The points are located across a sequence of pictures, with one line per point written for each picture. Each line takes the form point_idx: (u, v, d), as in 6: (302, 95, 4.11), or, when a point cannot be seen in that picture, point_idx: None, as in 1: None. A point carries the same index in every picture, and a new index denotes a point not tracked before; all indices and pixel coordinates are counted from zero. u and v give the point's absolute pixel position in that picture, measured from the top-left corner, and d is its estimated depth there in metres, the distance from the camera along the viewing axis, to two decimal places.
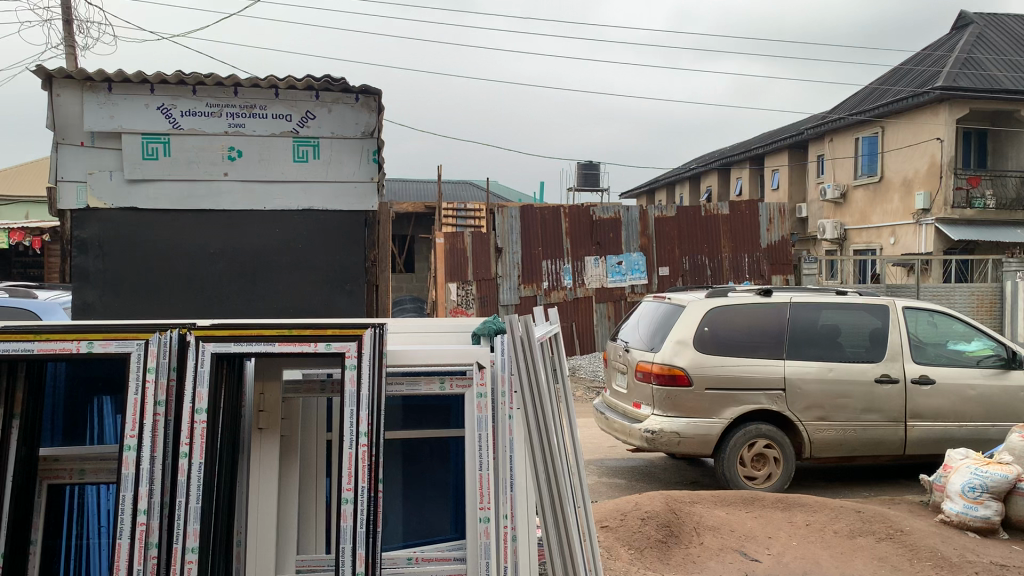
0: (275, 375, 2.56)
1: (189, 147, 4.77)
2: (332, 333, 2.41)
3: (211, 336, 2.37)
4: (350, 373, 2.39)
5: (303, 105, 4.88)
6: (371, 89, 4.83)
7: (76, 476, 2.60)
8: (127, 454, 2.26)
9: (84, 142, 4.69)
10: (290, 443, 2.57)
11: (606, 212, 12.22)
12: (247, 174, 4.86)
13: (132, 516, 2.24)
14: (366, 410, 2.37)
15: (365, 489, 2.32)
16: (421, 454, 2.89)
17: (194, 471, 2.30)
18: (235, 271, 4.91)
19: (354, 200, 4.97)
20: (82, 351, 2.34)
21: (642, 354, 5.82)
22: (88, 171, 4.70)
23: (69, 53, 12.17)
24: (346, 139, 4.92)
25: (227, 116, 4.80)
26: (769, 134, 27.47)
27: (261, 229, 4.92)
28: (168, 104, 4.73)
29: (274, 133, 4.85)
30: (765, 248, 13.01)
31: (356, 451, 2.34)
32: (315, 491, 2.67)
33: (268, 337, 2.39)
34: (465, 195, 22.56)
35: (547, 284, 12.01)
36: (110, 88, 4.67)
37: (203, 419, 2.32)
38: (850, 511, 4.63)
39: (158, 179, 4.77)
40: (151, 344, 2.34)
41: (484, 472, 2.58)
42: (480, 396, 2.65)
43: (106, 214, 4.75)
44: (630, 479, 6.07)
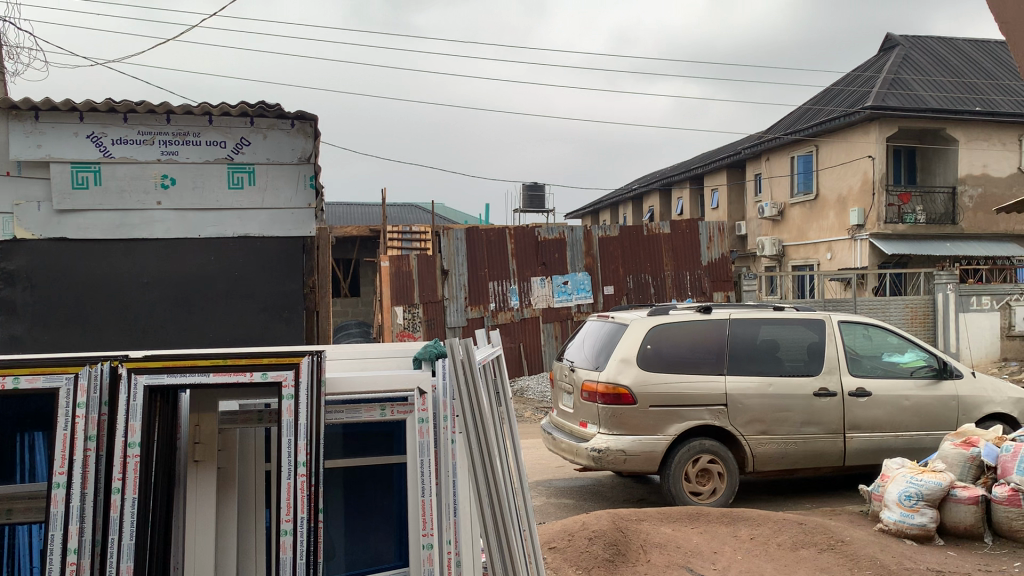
0: (211, 406, 2.52)
1: (121, 176, 4.68)
2: (268, 361, 2.37)
3: (142, 368, 2.32)
4: (288, 403, 2.36)
5: (238, 131, 4.83)
6: (307, 115, 4.79)
7: (3, 517, 2.50)
8: (56, 492, 2.19)
9: (10, 171, 4.56)
10: (228, 475, 2.54)
11: (551, 233, 12.31)
12: (181, 203, 4.78)
13: (61, 556, 2.17)
14: (304, 438, 2.34)
15: (304, 521, 2.28)
16: (365, 480, 2.86)
17: (127, 507, 2.25)
18: (172, 300, 4.84)
19: (292, 226, 4.92)
20: (8, 388, 2.27)
21: (587, 373, 5.87)
22: (16, 201, 4.59)
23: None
24: (283, 165, 4.88)
25: (160, 144, 4.73)
26: (708, 153, 28.01)
27: (197, 258, 4.84)
28: (99, 132, 4.65)
29: (208, 160, 4.79)
30: (706, 265, 13.21)
31: (295, 481, 2.31)
32: (255, 522, 2.61)
33: (202, 367, 2.35)
34: (410, 218, 22.51)
35: (493, 306, 12.03)
36: (37, 117, 4.54)
37: (137, 453, 2.28)
38: (793, 524, 4.70)
39: (89, 209, 4.67)
40: (81, 378, 2.27)
41: (427, 498, 2.55)
42: (422, 421, 2.64)
43: (35, 245, 4.64)
44: (578, 499, 6.08)
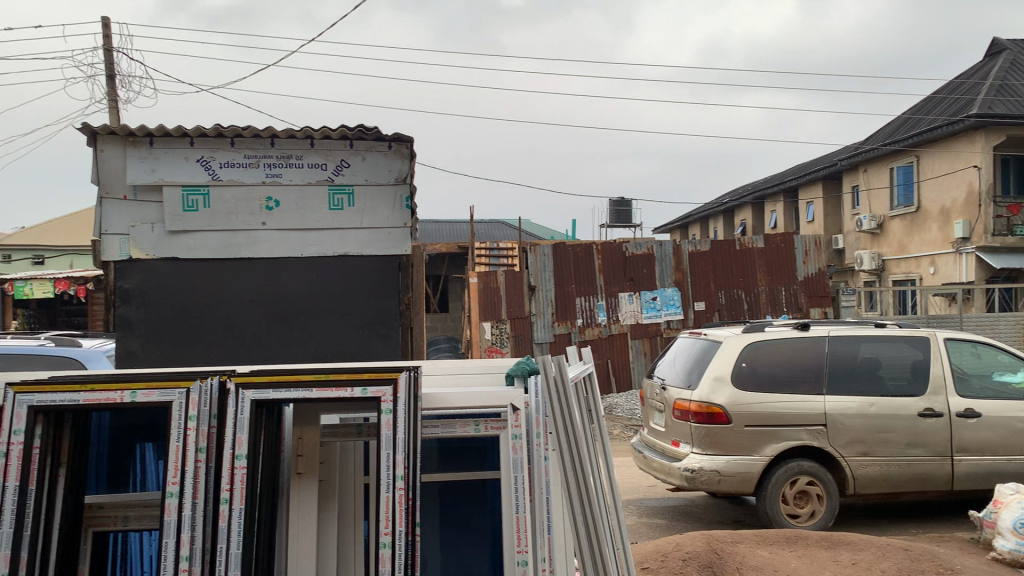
0: (313, 419, 2.62)
1: (228, 199, 4.87)
2: (367, 377, 2.45)
3: (249, 383, 2.41)
4: (387, 417, 2.42)
5: (338, 153, 4.97)
6: (403, 137, 4.90)
7: (120, 523, 2.64)
8: (170, 501, 2.30)
9: (127, 195, 4.84)
10: (329, 486, 2.62)
11: (639, 248, 12.21)
12: (285, 223, 4.95)
13: (175, 562, 2.27)
14: (401, 452, 2.38)
15: (403, 534, 2.32)
16: (458, 495, 2.89)
17: (235, 517, 2.32)
18: (274, 316, 4.98)
19: (389, 245, 5.04)
20: (126, 401, 2.38)
21: (679, 391, 5.79)
22: (131, 223, 4.84)
23: (111, 107, 12.59)
24: (380, 186, 5.00)
25: (265, 167, 4.90)
26: (801, 166, 27.34)
27: (297, 276, 4.99)
28: (207, 157, 4.86)
29: (310, 182, 4.95)
30: (802, 280, 12.87)
31: (394, 494, 2.36)
32: (354, 533, 2.66)
33: (306, 382, 2.42)
34: (497, 234, 22.69)
35: (581, 322, 12.00)
36: (152, 142, 4.80)
37: (243, 465, 2.36)
38: (898, 550, 4.52)
39: (199, 230, 4.88)
40: (192, 393, 2.38)
41: (521, 514, 2.59)
42: (516, 437, 2.65)
43: (149, 264, 4.87)
44: (671, 520, 5.99)
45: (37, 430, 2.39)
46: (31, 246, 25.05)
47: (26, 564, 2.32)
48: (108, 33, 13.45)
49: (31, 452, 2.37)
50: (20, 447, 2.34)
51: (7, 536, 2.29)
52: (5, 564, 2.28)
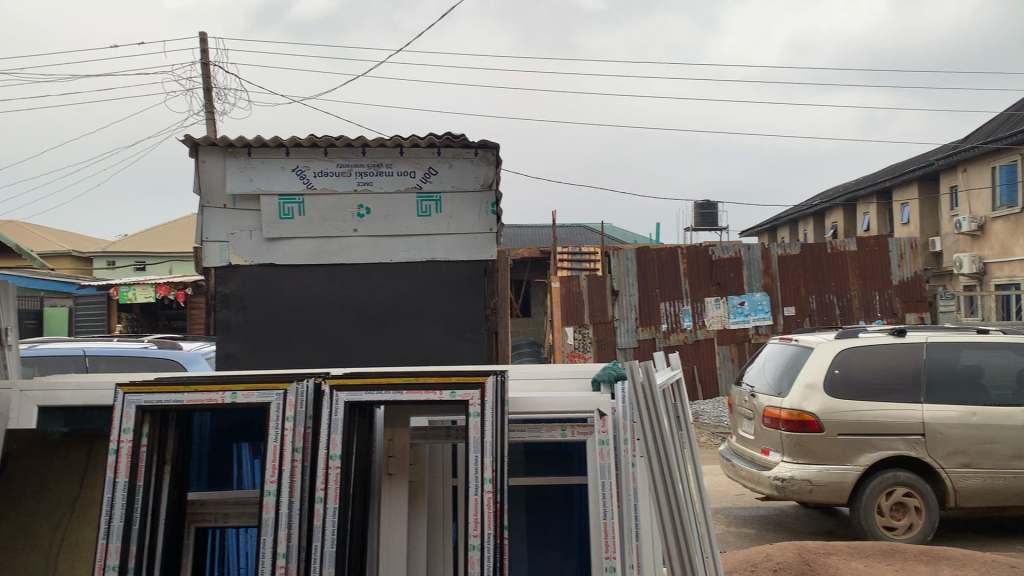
0: (402, 421, 2.68)
1: (321, 207, 5.02)
2: (456, 381, 2.49)
3: (343, 385, 2.48)
4: (475, 421, 2.45)
5: (426, 161, 5.06)
6: (489, 143, 4.95)
7: (220, 520, 2.75)
8: (267, 499, 2.39)
9: (227, 204, 5.04)
10: (418, 487, 2.68)
11: (726, 251, 12.03)
12: (376, 230, 5.06)
13: (273, 559, 2.35)
14: (490, 456, 2.41)
15: (491, 536, 2.34)
16: (545, 500, 2.91)
17: (329, 516, 2.37)
18: (365, 321, 5.11)
19: (475, 250, 5.09)
20: (226, 402, 2.49)
21: (769, 399, 5.67)
22: (231, 231, 5.04)
23: (209, 118, 13.11)
24: (467, 192, 5.07)
25: (357, 175, 5.03)
26: (895, 167, 26.43)
27: (386, 281, 5.09)
28: (302, 166, 5.02)
29: (400, 189, 5.05)
30: (897, 285, 12.44)
31: (482, 497, 2.38)
32: (443, 535, 2.71)
33: (396, 385, 2.48)
34: (580, 238, 22.64)
35: (666, 327, 11.87)
36: (249, 153, 4.99)
37: (337, 465, 2.42)
38: (1003, 567, 4.32)
39: (294, 237, 5.03)
40: (289, 395, 2.47)
41: (609, 520, 2.58)
42: (603, 443, 2.67)
43: (247, 270, 5.04)
44: (760, 530, 5.87)
45: (144, 428, 2.51)
46: (134, 253, 26.22)
47: (135, 557, 2.42)
48: (205, 48, 14.01)
49: (139, 449, 2.48)
50: (129, 445, 2.47)
51: (116, 530, 2.40)
52: (116, 556, 2.39)
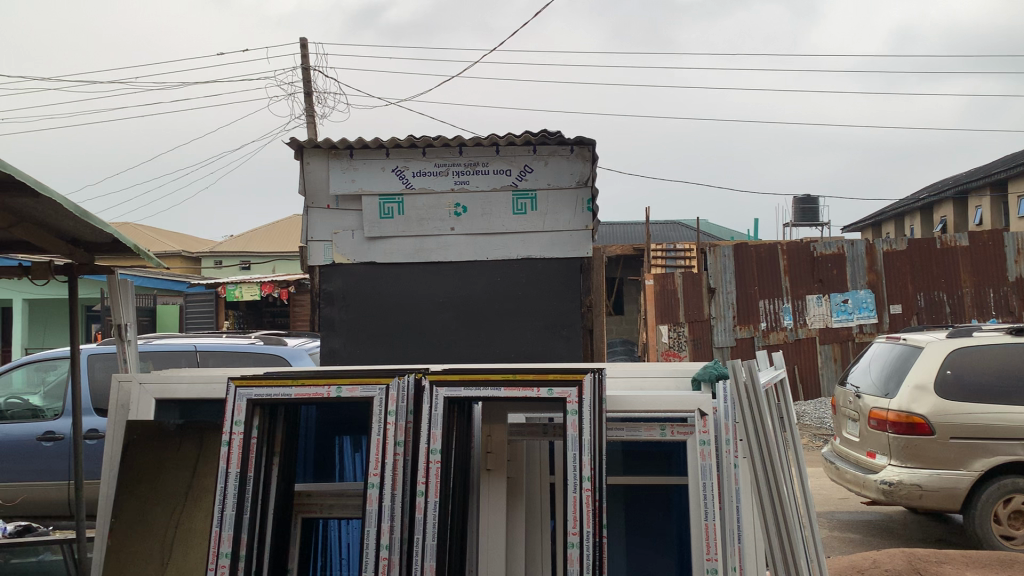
0: (500, 418, 2.70)
1: (420, 206, 5.11)
2: (554, 378, 2.49)
3: (442, 381, 2.52)
4: (572, 419, 2.45)
5: (522, 159, 5.08)
6: (586, 139, 4.93)
7: (326, 510, 2.83)
8: (371, 491, 2.45)
9: (330, 205, 5.18)
10: (516, 484, 2.69)
11: (829, 247, 11.64)
12: (472, 228, 5.11)
13: (376, 551, 2.39)
14: (588, 453, 2.40)
15: (590, 535, 2.33)
16: (645, 500, 2.88)
17: (430, 509, 2.41)
18: (462, 318, 5.16)
19: (571, 247, 5.07)
20: (332, 396, 2.57)
21: (875, 399, 5.48)
22: (334, 231, 5.18)
23: (309, 122, 13.50)
24: (562, 189, 5.06)
25: (454, 174, 5.10)
26: (1011, 156, 25.05)
27: (483, 278, 5.14)
28: (402, 167, 5.12)
29: (496, 188, 5.08)
30: (1013, 281, 11.79)
31: (580, 495, 2.37)
32: (542, 531, 2.72)
33: (495, 382, 2.51)
34: (674, 235, 22.34)
35: (765, 325, 11.60)
36: (351, 155, 5.12)
37: (438, 460, 2.46)
38: None
39: (394, 236, 5.13)
40: (391, 389, 2.53)
41: (711, 521, 2.55)
42: (704, 443, 2.63)
43: (349, 269, 5.18)
44: (867, 535, 5.67)
45: (255, 421, 2.61)
46: (239, 253, 27.24)
47: (246, 546, 2.50)
48: (305, 53, 14.44)
49: (250, 441, 2.58)
50: (240, 437, 2.57)
51: (229, 518, 2.50)
52: (229, 543, 2.48)
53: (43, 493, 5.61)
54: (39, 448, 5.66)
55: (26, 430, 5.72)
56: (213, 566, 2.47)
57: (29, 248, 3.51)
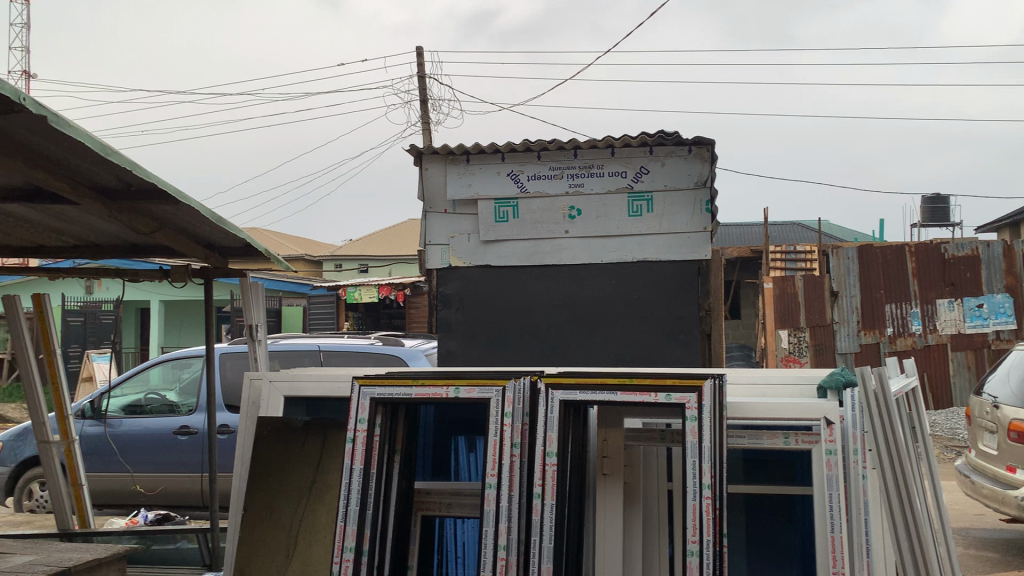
0: (617, 422, 2.67)
1: (535, 209, 5.14)
2: (672, 383, 2.45)
3: (558, 383, 2.52)
4: (692, 425, 2.40)
5: (638, 160, 5.03)
6: (704, 139, 4.84)
7: (444, 509, 2.88)
8: (489, 492, 2.47)
9: (447, 209, 5.27)
10: (633, 489, 2.67)
11: (961, 249, 11.02)
12: (587, 231, 5.10)
13: (494, 551, 2.42)
14: (708, 461, 2.36)
15: (710, 543, 2.28)
16: (768, 511, 2.80)
17: (546, 512, 2.41)
18: (577, 321, 5.16)
19: (688, 249, 4.99)
20: (451, 396, 2.62)
21: (1016, 411, 5.14)
22: (451, 235, 5.27)
23: (424, 128, 13.81)
24: (680, 190, 4.98)
25: (569, 177, 5.10)
26: None
27: (598, 282, 5.12)
28: (517, 171, 5.16)
29: (611, 190, 5.05)
30: None
31: (700, 503, 2.33)
32: (659, 541, 2.68)
33: (611, 386, 2.49)
34: (793, 237, 21.65)
35: (891, 331, 11.11)
36: (468, 160, 5.20)
37: (554, 462, 2.45)
38: None
39: (509, 239, 5.19)
40: (507, 391, 2.55)
41: (836, 534, 2.45)
42: (830, 453, 2.54)
43: (465, 271, 5.26)
44: (1006, 555, 5.33)
45: (377, 419, 2.69)
46: (358, 256, 28.09)
47: (369, 540, 2.58)
48: (421, 60, 14.75)
49: (372, 439, 2.66)
50: (364, 434, 2.65)
51: (353, 513, 2.58)
52: (352, 538, 2.56)
53: (179, 484, 5.95)
54: (175, 441, 5.99)
55: (164, 424, 6.05)
56: (338, 560, 2.56)
57: (169, 252, 3.72)
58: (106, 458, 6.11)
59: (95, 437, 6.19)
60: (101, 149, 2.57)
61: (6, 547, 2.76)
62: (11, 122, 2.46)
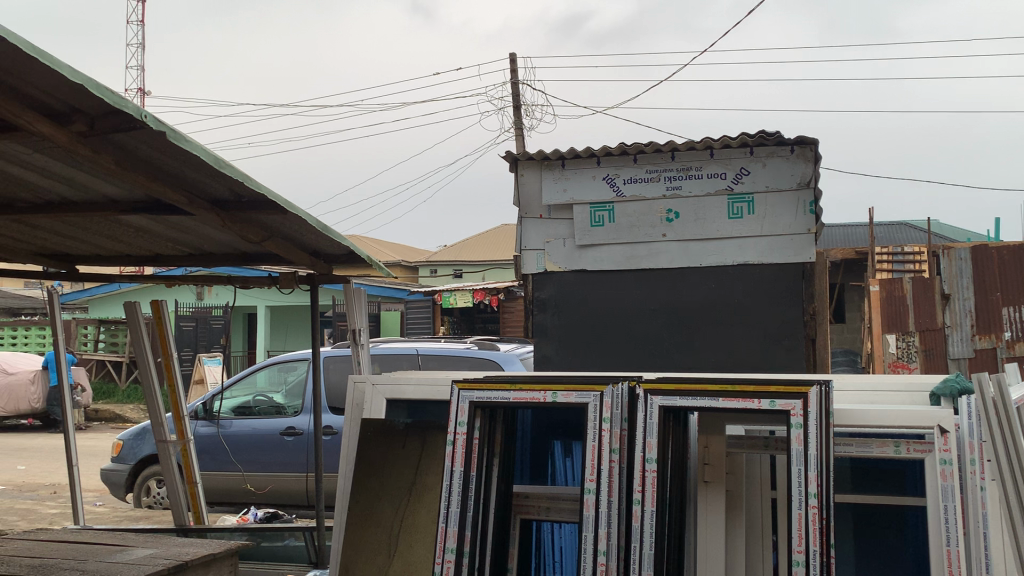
0: (718, 429, 2.62)
1: (631, 213, 5.10)
2: (777, 390, 2.39)
3: (657, 389, 2.49)
4: (797, 432, 2.34)
5: (738, 161, 4.93)
6: (807, 138, 4.71)
7: (542, 512, 2.87)
8: (588, 497, 2.47)
9: (543, 214, 5.29)
10: (736, 497, 2.61)
11: None
12: (685, 234, 5.04)
13: (593, 556, 2.42)
14: (814, 469, 2.30)
15: (817, 554, 2.23)
16: (879, 521, 2.71)
17: (646, 518, 2.39)
18: (675, 326, 5.10)
19: (791, 252, 4.87)
20: (547, 400, 2.62)
21: None
22: (547, 240, 5.29)
23: (517, 134, 13.92)
24: (782, 191, 4.86)
25: (666, 180, 5.05)
26: None
27: (696, 286, 5.05)
28: (612, 174, 5.14)
29: (710, 192, 4.98)
30: None
31: (806, 512, 2.27)
32: (762, 549, 2.64)
33: (711, 392, 2.44)
34: (900, 237, 20.77)
35: (1010, 335, 10.30)
36: (564, 165, 5.21)
37: (654, 469, 2.43)
38: None
39: (605, 243, 5.17)
40: (605, 396, 2.55)
41: (953, 547, 2.34)
42: (945, 462, 2.41)
43: (561, 276, 5.28)
44: None
45: (476, 422, 2.72)
46: (453, 262, 28.47)
47: (470, 542, 2.62)
48: (515, 67, 14.87)
49: (472, 441, 2.69)
50: (464, 437, 2.70)
51: (454, 515, 2.63)
52: (454, 539, 2.62)
53: (286, 483, 6.16)
54: (282, 442, 6.20)
55: (271, 425, 6.28)
56: (440, 561, 2.62)
57: (277, 260, 3.86)
58: (218, 458, 6.38)
59: (207, 437, 6.47)
60: (215, 162, 2.70)
61: (128, 540, 2.92)
62: (134, 139, 2.61)
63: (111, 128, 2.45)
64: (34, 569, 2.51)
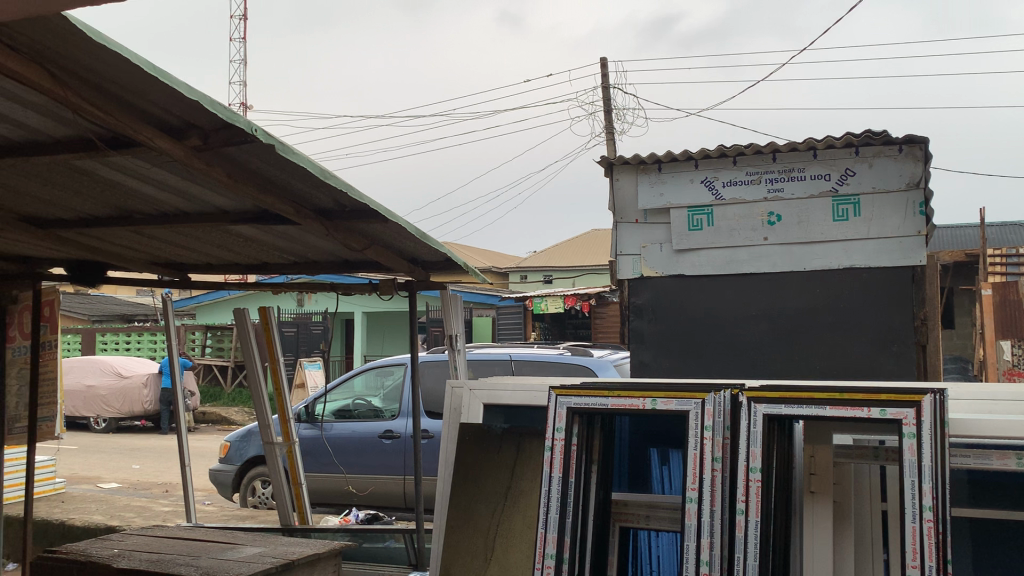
0: (826, 439, 2.51)
1: (731, 216, 5.02)
2: (887, 398, 2.30)
3: (760, 396, 2.44)
4: (910, 442, 2.25)
5: (843, 162, 4.79)
6: (917, 137, 4.54)
7: (643, 521, 2.84)
8: (690, 505, 2.43)
9: (639, 219, 5.25)
10: (843, 509, 2.54)
11: None
12: (787, 237, 4.92)
13: (696, 565, 2.38)
14: (928, 481, 2.21)
15: (933, 569, 2.14)
16: (1000, 538, 2.58)
17: (751, 528, 2.34)
18: (776, 332, 4.97)
19: (899, 255, 4.70)
20: (647, 407, 2.59)
21: None
22: (643, 244, 5.25)
23: (609, 139, 13.86)
24: (889, 192, 4.69)
25: (767, 182, 4.94)
26: None
27: (799, 291, 4.92)
28: (711, 177, 5.05)
29: (813, 194, 4.85)
30: None
31: (921, 526, 2.18)
32: (871, 562, 2.56)
33: (819, 400, 2.36)
34: (1013, 238, 19.71)
35: None
36: (660, 168, 5.15)
37: (758, 478, 2.38)
38: None
39: (704, 248, 5.09)
40: (707, 404, 2.49)
41: None
42: None
43: (658, 282, 5.22)
44: None
45: (575, 429, 2.70)
46: (544, 267, 28.55)
47: (569, 548, 2.62)
48: (606, 72, 14.84)
49: (570, 448, 2.67)
50: (562, 443, 2.68)
51: (553, 520, 2.63)
52: (553, 544, 2.62)
53: (385, 485, 6.29)
54: (381, 445, 6.33)
55: (369, 428, 6.42)
56: (540, 566, 2.62)
57: (378, 267, 3.94)
58: (321, 459, 6.56)
59: (310, 439, 6.66)
60: (321, 173, 2.79)
61: (240, 538, 3.03)
62: (245, 152, 2.72)
63: (224, 141, 2.56)
64: (153, 563, 2.63)
